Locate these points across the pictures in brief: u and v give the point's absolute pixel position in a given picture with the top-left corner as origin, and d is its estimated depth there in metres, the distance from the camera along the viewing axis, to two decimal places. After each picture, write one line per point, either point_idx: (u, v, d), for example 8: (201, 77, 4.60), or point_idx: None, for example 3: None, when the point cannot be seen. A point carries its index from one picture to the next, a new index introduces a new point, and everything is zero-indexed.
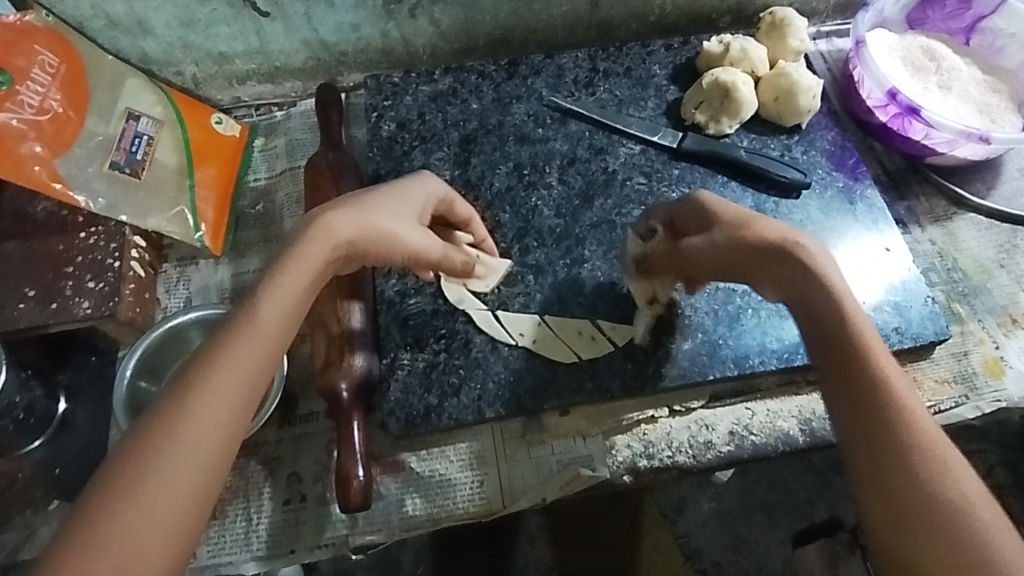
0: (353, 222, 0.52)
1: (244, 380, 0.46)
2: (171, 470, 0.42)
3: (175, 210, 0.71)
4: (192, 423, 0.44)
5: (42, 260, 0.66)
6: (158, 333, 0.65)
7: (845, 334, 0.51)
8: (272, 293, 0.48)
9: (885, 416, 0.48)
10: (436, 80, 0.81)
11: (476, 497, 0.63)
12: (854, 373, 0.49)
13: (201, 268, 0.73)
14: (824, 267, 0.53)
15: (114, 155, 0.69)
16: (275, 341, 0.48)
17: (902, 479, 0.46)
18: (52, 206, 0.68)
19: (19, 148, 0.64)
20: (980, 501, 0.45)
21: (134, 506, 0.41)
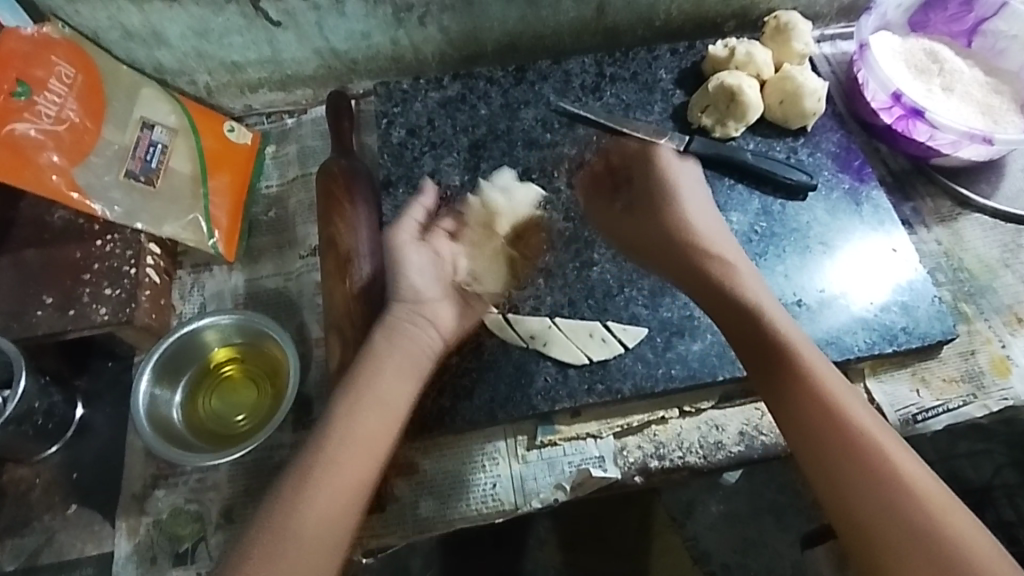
0: (410, 282, 0.65)
1: (360, 457, 0.55)
2: (311, 503, 0.52)
3: (190, 218, 0.72)
4: (309, 495, 0.52)
5: (60, 267, 0.67)
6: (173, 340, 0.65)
7: (803, 376, 0.55)
8: (375, 381, 0.58)
9: (857, 448, 0.51)
10: (445, 87, 0.82)
11: (489, 499, 0.63)
12: (808, 414, 0.53)
13: (215, 274, 0.74)
14: (827, 378, 0.55)
15: (129, 164, 0.70)
16: (382, 417, 0.57)
17: (879, 522, 0.48)
18: (69, 215, 0.69)
19: (38, 158, 0.64)
20: (977, 540, 0.47)
21: (285, 529, 0.50)
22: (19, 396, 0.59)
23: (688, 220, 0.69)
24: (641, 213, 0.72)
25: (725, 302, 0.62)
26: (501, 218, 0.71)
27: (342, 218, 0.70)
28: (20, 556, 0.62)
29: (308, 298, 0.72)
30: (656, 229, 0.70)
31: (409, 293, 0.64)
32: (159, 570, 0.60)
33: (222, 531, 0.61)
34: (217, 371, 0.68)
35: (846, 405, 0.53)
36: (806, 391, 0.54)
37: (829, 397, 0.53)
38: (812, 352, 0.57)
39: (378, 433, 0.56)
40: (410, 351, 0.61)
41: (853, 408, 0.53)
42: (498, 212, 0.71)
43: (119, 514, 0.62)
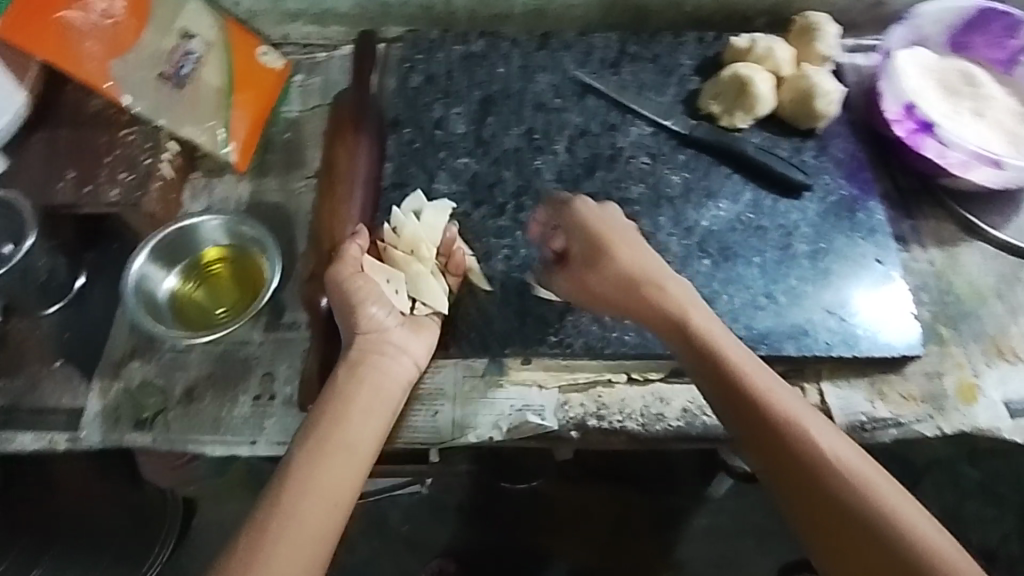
0: (377, 323, 0.64)
1: (322, 510, 0.53)
2: (280, 555, 0.50)
3: (210, 123, 0.77)
4: (274, 549, 0.50)
5: (86, 148, 0.73)
6: (173, 229, 0.71)
7: (715, 364, 0.56)
8: (342, 426, 0.57)
9: (792, 437, 0.52)
10: (469, 42, 0.85)
11: (428, 425, 0.66)
12: (754, 419, 0.53)
13: (224, 182, 0.80)
14: (764, 388, 0.54)
15: (164, 67, 0.75)
16: (348, 459, 0.56)
17: (847, 525, 0.49)
18: (103, 104, 0.76)
19: (80, 46, 0.70)
20: (915, 518, 0.48)
21: None
22: (26, 252, 0.67)
23: (608, 230, 0.65)
24: (575, 259, 0.66)
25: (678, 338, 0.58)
26: (423, 243, 0.69)
27: (344, 144, 0.75)
28: (7, 396, 0.68)
29: (303, 216, 0.77)
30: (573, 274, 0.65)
31: (371, 323, 0.63)
32: (120, 431, 0.65)
33: (181, 408, 0.66)
34: (206, 267, 0.72)
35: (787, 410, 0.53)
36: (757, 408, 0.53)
37: (764, 397, 0.53)
38: (741, 356, 0.56)
39: (341, 480, 0.55)
40: (380, 385, 0.61)
41: (799, 414, 0.53)
42: (418, 238, 0.69)
43: (97, 375, 0.68)
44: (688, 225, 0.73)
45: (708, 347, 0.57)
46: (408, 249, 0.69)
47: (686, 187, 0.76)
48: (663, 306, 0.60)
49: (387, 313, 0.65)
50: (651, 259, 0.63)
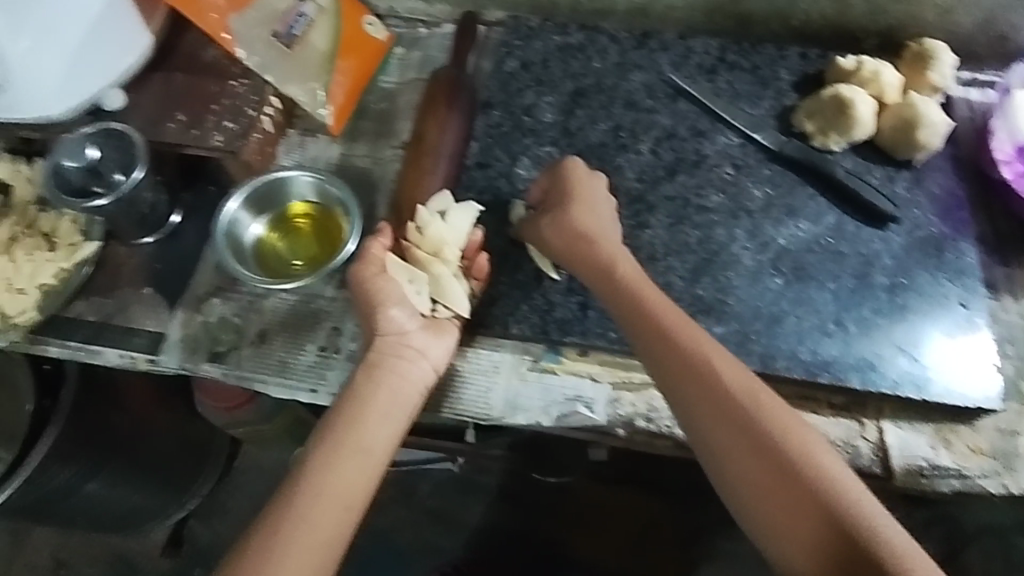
0: (398, 323, 0.64)
1: (332, 513, 0.54)
2: (291, 556, 0.52)
3: (311, 84, 0.81)
4: (285, 551, 0.52)
5: (198, 94, 0.78)
6: (267, 180, 0.75)
7: (690, 360, 0.56)
8: (358, 430, 0.58)
9: (764, 434, 0.53)
10: (569, 34, 0.86)
11: (479, 400, 0.68)
12: (727, 416, 0.54)
13: (318, 141, 0.83)
14: (736, 384, 0.55)
15: (277, 26, 0.79)
16: (361, 465, 0.57)
17: (818, 525, 0.50)
18: (219, 55, 0.80)
19: None
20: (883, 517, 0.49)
21: None
22: (135, 183, 0.70)
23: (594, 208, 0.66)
24: (548, 209, 0.68)
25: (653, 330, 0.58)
26: (447, 246, 0.67)
27: (434, 119, 0.76)
28: (100, 312, 0.73)
29: (386, 183, 0.80)
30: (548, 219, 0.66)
31: (391, 325, 0.64)
32: (196, 360, 0.70)
33: (253, 347, 0.70)
34: (291, 220, 0.76)
35: (759, 406, 0.54)
36: (730, 404, 0.54)
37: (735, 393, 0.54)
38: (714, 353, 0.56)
39: (354, 485, 0.56)
40: (401, 389, 0.62)
41: (769, 409, 0.54)
42: (443, 240, 0.67)
43: (180, 306, 0.72)
44: (766, 241, 0.72)
45: (683, 342, 0.57)
46: (432, 250, 0.67)
47: (768, 203, 0.74)
48: (642, 294, 0.60)
49: (407, 315, 0.64)
50: (609, 223, 0.66)
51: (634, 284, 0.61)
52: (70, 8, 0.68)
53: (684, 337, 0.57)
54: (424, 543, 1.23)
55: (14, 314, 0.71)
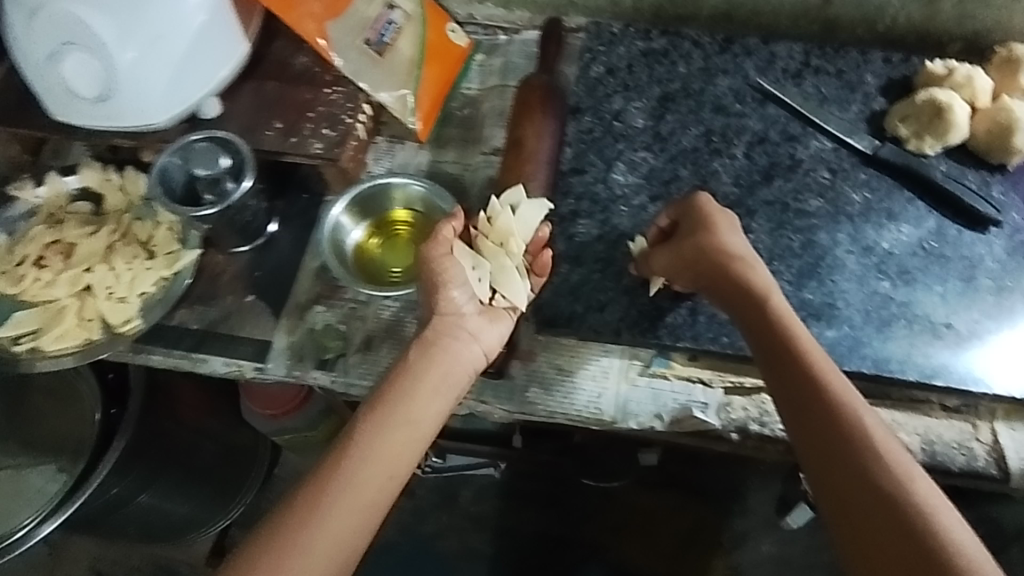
0: (453, 304, 0.63)
1: (375, 484, 0.54)
2: (330, 524, 0.52)
3: (401, 92, 0.81)
4: (323, 518, 0.52)
5: (293, 103, 0.78)
6: (369, 187, 0.75)
7: (783, 344, 0.56)
8: (408, 403, 0.58)
9: (845, 427, 0.51)
10: (651, 39, 0.86)
11: (591, 405, 0.68)
12: (811, 403, 0.53)
13: (406, 148, 0.83)
14: (828, 376, 0.54)
15: (368, 33, 0.79)
16: (409, 436, 0.57)
17: (878, 525, 0.48)
18: (308, 63, 0.80)
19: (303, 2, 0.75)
20: (956, 535, 0.47)
21: (305, 545, 0.51)
22: (241, 194, 0.70)
23: (724, 223, 0.64)
24: (676, 237, 0.65)
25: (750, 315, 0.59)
26: (515, 237, 0.66)
27: (531, 124, 0.75)
28: (202, 321, 0.73)
29: (478, 190, 0.80)
30: (670, 247, 0.64)
31: (450, 306, 0.63)
32: (303, 367, 0.70)
33: (360, 355, 0.70)
34: (392, 226, 0.76)
35: (847, 400, 0.52)
36: (816, 391, 0.53)
37: (826, 384, 0.53)
38: (810, 346, 0.56)
39: (400, 458, 0.56)
40: (452, 366, 0.61)
41: (858, 407, 0.52)
42: (511, 230, 0.66)
43: (285, 314, 0.73)
44: (868, 244, 0.72)
45: (780, 329, 0.57)
46: (498, 241, 0.67)
47: (867, 206, 0.74)
48: (748, 282, 0.60)
49: (465, 297, 0.64)
50: (743, 244, 0.63)
51: (747, 304, 0.59)
52: (171, 16, 0.68)
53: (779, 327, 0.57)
54: (469, 551, 1.20)
55: (117, 325, 0.71)
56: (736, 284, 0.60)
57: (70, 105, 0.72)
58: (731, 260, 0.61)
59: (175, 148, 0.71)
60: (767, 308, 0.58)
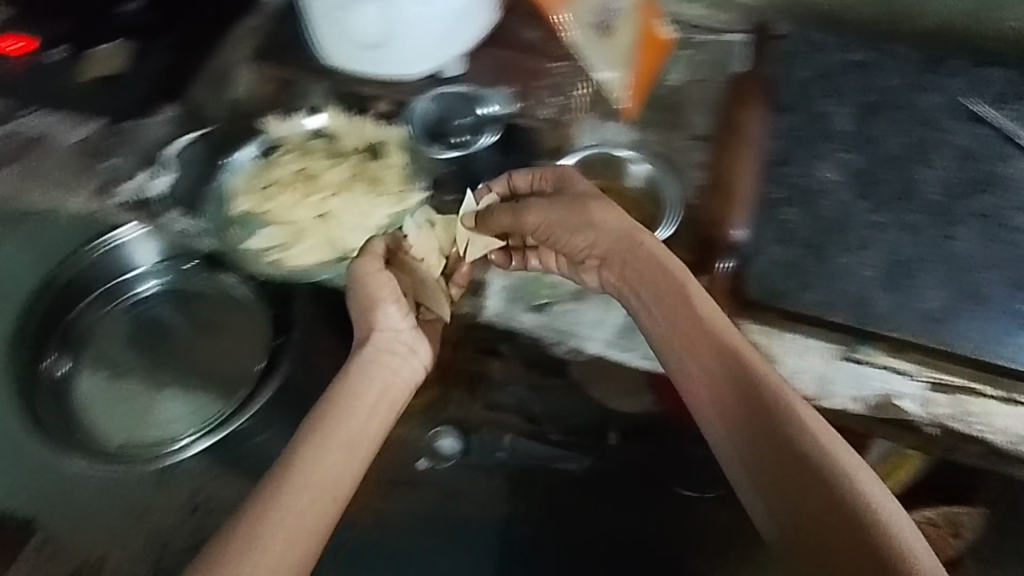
0: (390, 331, 0.71)
1: (322, 503, 0.57)
2: (278, 539, 0.53)
3: (614, 69, 0.86)
4: (270, 531, 0.54)
5: (523, 72, 0.87)
6: (597, 153, 0.82)
7: (736, 376, 0.56)
8: (339, 423, 0.62)
9: (813, 465, 0.50)
10: (857, 51, 0.90)
11: (793, 379, 0.69)
12: (758, 433, 0.53)
13: (612, 128, 0.85)
14: (780, 402, 0.54)
15: (593, 18, 0.87)
16: (347, 453, 0.60)
17: (839, 548, 0.47)
18: (537, 38, 0.89)
19: None
20: (930, 568, 0.45)
21: (257, 554, 0.52)
22: (481, 146, 0.79)
23: (658, 249, 0.66)
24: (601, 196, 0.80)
25: (698, 355, 0.59)
26: (433, 254, 0.74)
27: (746, 111, 0.82)
28: None
29: (682, 169, 0.82)
30: (561, 203, 0.69)
31: (383, 320, 0.70)
32: (517, 308, 0.76)
33: (571, 302, 0.76)
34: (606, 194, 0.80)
35: (816, 435, 0.52)
36: (766, 428, 0.53)
37: (757, 404, 0.55)
38: (755, 373, 0.56)
39: (342, 475, 0.59)
40: (389, 382, 0.68)
41: (799, 427, 0.52)
42: (428, 249, 0.74)
43: (500, 257, 0.77)
44: None
45: (743, 365, 0.57)
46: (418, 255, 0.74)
47: None
48: (700, 311, 0.61)
49: (399, 316, 0.71)
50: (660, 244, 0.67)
51: (641, 303, 0.65)
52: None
53: (734, 355, 0.57)
54: None
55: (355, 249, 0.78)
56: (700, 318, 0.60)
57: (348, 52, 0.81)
58: (688, 285, 0.63)
59: (432, 95, 0.83)
60: (729, 344, 0.58)
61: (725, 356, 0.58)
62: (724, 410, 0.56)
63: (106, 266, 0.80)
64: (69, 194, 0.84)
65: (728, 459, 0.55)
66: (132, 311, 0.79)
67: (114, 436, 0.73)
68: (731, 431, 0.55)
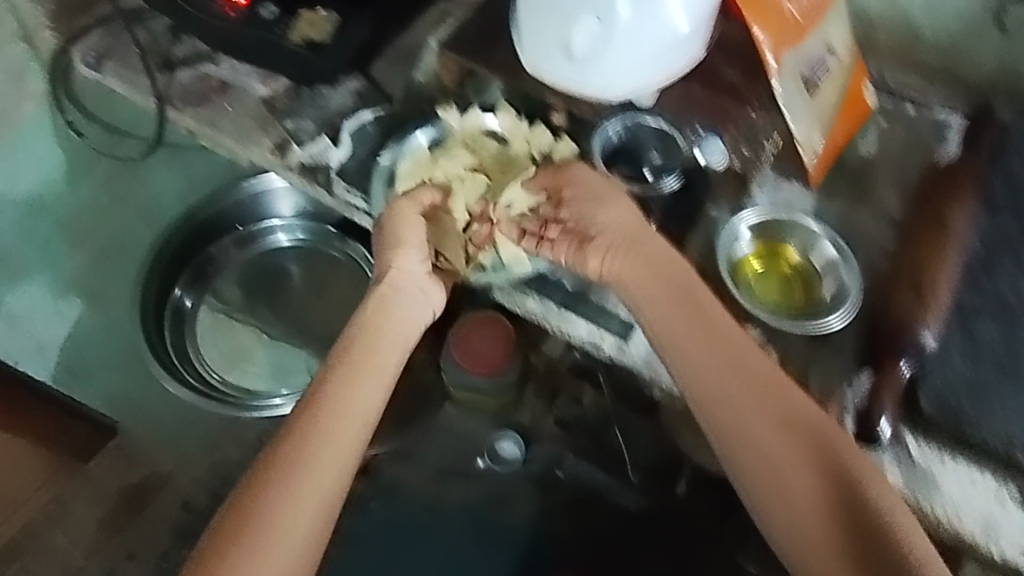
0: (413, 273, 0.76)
1: (355, 427, 0.69)
2: (326, 457, 0.67)
3: (815, 129, 0.80)
4: (314, 455, 0.67)
5: (715, 111, 0.79)
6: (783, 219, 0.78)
7: (753, 382, 0.66)
8: (371, 356, 0.72)
9: (823, 466, 0.63)
10: None
11: (956, 512, 0.66)
12: (784, 437, 0.64)
13: (792, 187, 0.81)
14: (794, 408, 0.65)
15: (807, 70, 0.79)
16: (378, 382, 0.72)
17: (842, 535, 0.61)
18: (736, 79, 0.81)
19: (774, 16, 0.75)
20: (915, 537, 0.60)
21: (306, 474, 0.66)
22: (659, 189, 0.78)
23: (669, 250, 0.71)
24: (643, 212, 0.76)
25: (718, 370, 0.67)
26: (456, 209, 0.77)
27: (955, 206, 0.77)
28: (577, 281, 0.77)
29: (863, 250, 0.78)
30: (599, 181, 0.74)
31: (406, 270, 0.75)
32: None
33: None
34: (781, 264, 0.76)
35: (820, 440, 0.64)
36: (788, 433, 0.64)
37: (779, 413, 0.65)
38: (772, 381, 0.66)
39: (372, 402, 0.71)
40: (411, 318, 0.76)
41: (811, 431, 0.64)
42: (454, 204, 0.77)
43: None
44: None
45: (756, 377, 0.66)
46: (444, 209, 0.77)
47: None
48: (716, 322, 0.68)
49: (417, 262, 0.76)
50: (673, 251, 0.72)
51: (664, 321, 0.69)
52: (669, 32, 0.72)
53: (754, 368, 0.66)
54: None
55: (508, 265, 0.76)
56: (710, 329, 0.68)
57: (546, 58, 0.76)
58: (700, 294, 0.69)
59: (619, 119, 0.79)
60: (744, 358, 0.67)
61: (740, 371, 0.66)
62: (751, 417, 0.65)
63: (249, 212, 1.20)
64: (246, 145, 0.87)
65: (747, 462, 0.65)
66: (271, 254, 1.22)
67: (218, 363, 1.19)
68: (754, 434, 0.65)
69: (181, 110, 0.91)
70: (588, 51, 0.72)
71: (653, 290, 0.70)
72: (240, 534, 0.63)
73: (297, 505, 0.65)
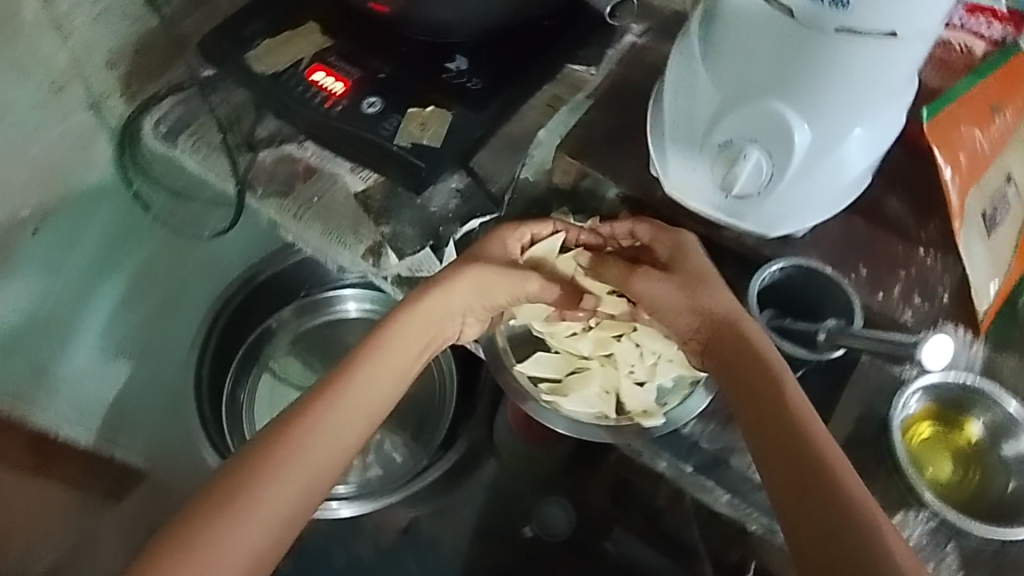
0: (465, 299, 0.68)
1: (356, 422, 0.63)
2: (312, 446, 0.61)
3: (994, 274, 0.69)
4: (304, 442, 0.61)
5: (881, 251, 0.69)
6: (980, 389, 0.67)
7: (797, 432, 0.57)
8: (391, 354, 0.67)
9: (857, 530, 0.52)
10: None
11: None
12: (815, 492, 0.55)
13: (957, 333, 0.68)
14: (840, 467, 0.55)
15: (986, 206, 0.69)
16: (392, 386, 0.66)
17: None
18: (902, 210, 0.71)
19: (966, 155, 0.65)
20: None
21: (292, 467, 0.59)
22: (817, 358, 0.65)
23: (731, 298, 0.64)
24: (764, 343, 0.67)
25: (768, 419, 0.59)
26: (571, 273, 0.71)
27: None
28: (715, 442, 0.68)
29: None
30: (678, 253, 0.66)
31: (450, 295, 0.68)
32: None
33: None
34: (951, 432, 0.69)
35: (865, 507, 0.53)
36: (823, 488, 0.55)
37: (822, 467, 0.55)
38: (821, 434, 0.57)
39: (378, 398, 0.65)
40: (444, 329, 0.69)
41: (851, 494, 0.54)
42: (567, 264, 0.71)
43: None
44: None
45: (806, 430, 0.57)
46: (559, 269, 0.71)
47: None
48: (776, 372, 0.60)
49: (472, 289, 0.68)
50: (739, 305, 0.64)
51: (720, 372, 0.63)
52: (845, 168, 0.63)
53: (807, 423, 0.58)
54: None
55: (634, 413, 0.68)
56: (767, 375, 0.60)
57: (696, 188, 0.66)
58: (755, 339, 0.62)
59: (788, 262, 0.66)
60: (798, 409, 0.58)
61: (790, 420, 0.58)
62: (782, 466, 0.57)
63: (318, 276, 1.07)
64: (336, 245, 0.78)
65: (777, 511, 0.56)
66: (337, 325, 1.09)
67: None
68: (784, 485, 0.56)
69: (263, 197, 0.81)
70: (753, 190, 0.62)
71: (712, 345, 0.64)
72: (207, 499, 0.57)
73: (273, 495, 0.58)
